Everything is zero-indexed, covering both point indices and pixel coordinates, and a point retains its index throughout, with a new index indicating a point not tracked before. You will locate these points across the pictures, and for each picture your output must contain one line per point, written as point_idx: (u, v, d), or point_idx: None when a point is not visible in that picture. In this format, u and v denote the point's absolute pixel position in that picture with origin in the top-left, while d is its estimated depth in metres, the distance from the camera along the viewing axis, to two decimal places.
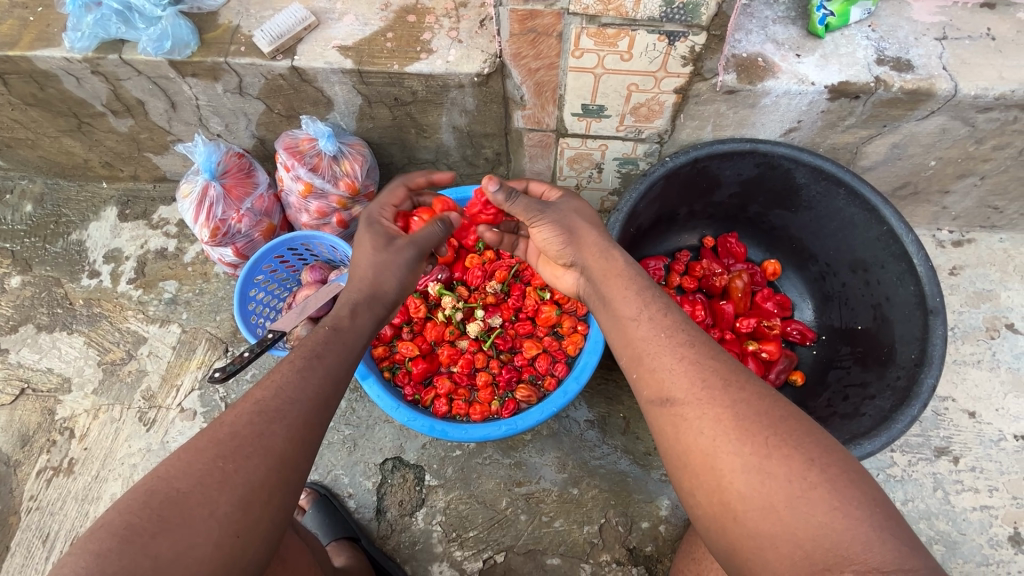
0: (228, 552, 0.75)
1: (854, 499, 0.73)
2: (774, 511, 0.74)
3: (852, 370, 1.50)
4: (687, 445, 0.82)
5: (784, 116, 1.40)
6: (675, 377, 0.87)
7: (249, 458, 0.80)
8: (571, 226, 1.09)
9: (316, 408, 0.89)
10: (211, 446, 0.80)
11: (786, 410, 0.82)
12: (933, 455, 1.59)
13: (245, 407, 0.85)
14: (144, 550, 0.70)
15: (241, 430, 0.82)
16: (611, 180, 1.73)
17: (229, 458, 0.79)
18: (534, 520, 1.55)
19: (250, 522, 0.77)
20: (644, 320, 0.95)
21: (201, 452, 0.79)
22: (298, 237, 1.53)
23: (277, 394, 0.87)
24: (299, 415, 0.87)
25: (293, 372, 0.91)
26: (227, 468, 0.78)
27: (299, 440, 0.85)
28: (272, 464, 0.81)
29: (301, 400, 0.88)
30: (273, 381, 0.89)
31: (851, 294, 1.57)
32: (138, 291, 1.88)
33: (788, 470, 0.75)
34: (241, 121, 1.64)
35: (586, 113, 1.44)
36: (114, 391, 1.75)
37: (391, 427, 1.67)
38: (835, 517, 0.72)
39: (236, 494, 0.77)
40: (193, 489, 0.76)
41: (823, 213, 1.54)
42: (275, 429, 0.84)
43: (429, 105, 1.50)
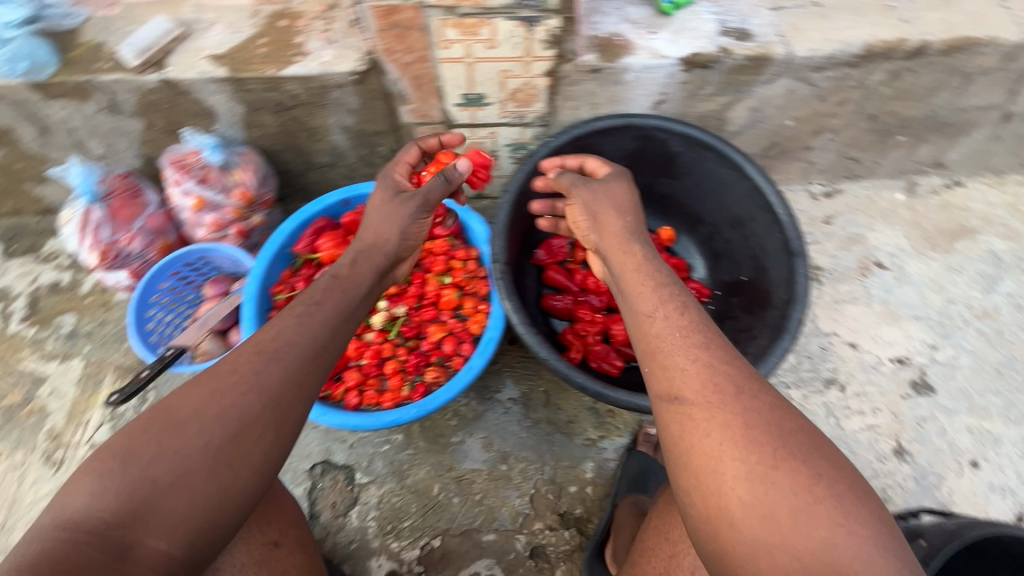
0: (222, 479, 0.81)
1: (854, 516, 0.75)
2: (775, 521, 0.76)
3: (741, 317, 1.63)
4: (689, 445, 0.84)
5: (649, 90, 1.50)
6: (686, 371, 0.89)
7: (244, 395, 0.86)
8: (596, 211, 1.23)
9: (312, 356, 0.95)
10: (211, 382, 0.86)
11: (796, 423, 0.83)
12: (823, 386, 1.75)
13: (244, 349, 0.92)
14: (144, 470, 0.77)
15: (240, 367, 0.88)
16: (508, 166, 1.80)
17: (226, 394, 0.85)
18: (467, 500, 1.59)
19: (243, 452, 0.83)
20: (664, 318, 0.98)
21: (198, 390, 0.85)
22: (192, 251, 1.52)
23: (276, 337, 0.94)
24: (294, 362, 0.92)
25: (292, 320, 0.98)
26: (224, 402, 0.84)
27: (291, 386, 0.90)
28: (265, 400, 0.86)
29: (297, 344, 0.94)
30: (273, 328, 0.96)
31: (736, 249, 1.70)
32: (33, 329, 1.78)
33: (793, 482, 0.77)
34: (122, 141, 1.60)
35: (467, 103, 1.50)
36: (14, 436, 1.65)
37: (316, 432, 1.66)
38: (836, 532, 0.74)
39: (229, 427, 0.83)
40: (190, 418, 0.82)
41: (701, 176, 1.66)
42: (270, 369, 0.89)
43: (314, 107, 1.51)
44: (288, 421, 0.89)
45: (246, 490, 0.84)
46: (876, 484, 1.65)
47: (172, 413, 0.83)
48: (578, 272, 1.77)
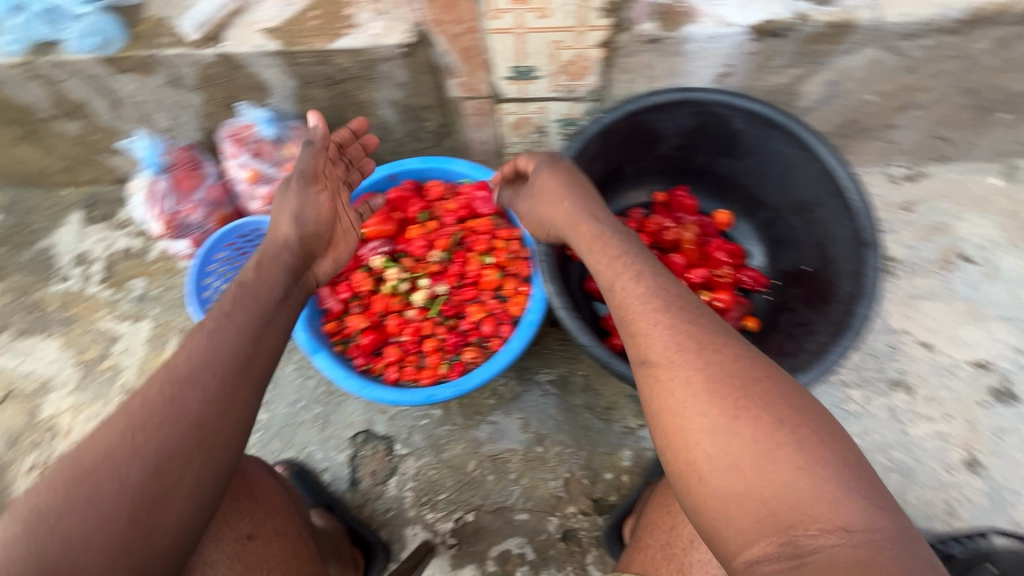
0: (142, 519, 0.79)
1: (823, 459, 0.70)
2: (739, 471, 0.72)
3: (799, 310, 1.52)
4: (658, 403, 0.83)
5: (713, 61, 1.39)
6: (653, 335, 0.88)
7: (160, 427, 0.83)
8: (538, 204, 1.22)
9: (234, 371, 0.92)
10: (125, 419, 0.83)
11: (760, 372, 0.80)
12: (888, 388, 1.61)
13: (157, 378, 0.88)
14: (55, 531, 0.75)
15: (151, 399, 0.85)
16: (557, 143, 1.74)
17: (140, 429, 0.82)
18: (501, 478, 1.60)
19: (167, 486, 0.81)
20: (641, 287, 0.95)
21: (113, 425, 0.83)
22: (247, 223, 1.57)
23: (186, 359, 0.90)
24: (217, 379, 0.89)
25: (202, 335, 0.94)
26: (138, 439, 0.81)
27: (214, 409, 0.87)
28: (187, 429, 0.84)
29: (215, 359, 0.91)
30: (186, 349, 0.92)
31: (799, 236, 1.58)
32: (109, 291, 1.92)
33: (756, 429, 0.74)
34: (184, 114, 1.66)
35: (517, 76, 1.45)
36: (93, 388, 1.81)
37: (359, 401, 1.71)
38: (800, 475, 0.69)
39: (145, 465, 0.80)
40: (109, 457, 0.80)
41: (764, 157, 1.54)
42: (188, 392, 0.86)
43: (363, 81, 1.51)
44: (225, 438, 0.88)
45: (178, 518, 0.82)
46: (939, 496, 1.52)
47: (83, 471, 0.78)
48: None
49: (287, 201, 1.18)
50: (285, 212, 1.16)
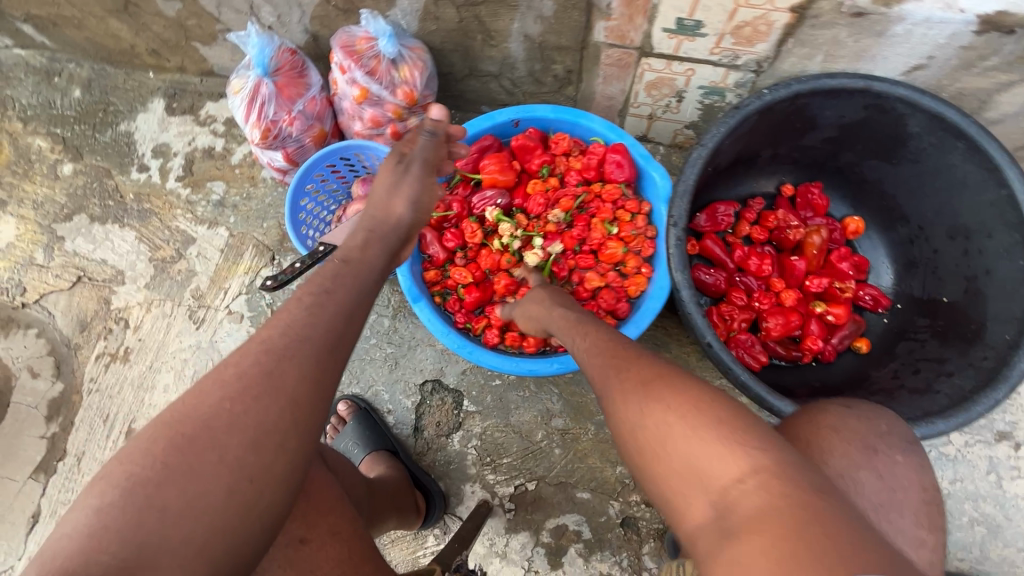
0: (239, 500, 0.69)
1: (710, 419, 0.69)
2: (653, 452, 0.71)
3: (928, 344, 1.38)
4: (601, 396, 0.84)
5: (915, 49, 1.20)
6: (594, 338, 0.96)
7: (259, 398, 0.73)
8: None
9: (327, 349, 0.82)
10: (217, 387, 0.74)
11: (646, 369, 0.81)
12: (993, 440, 1.51)
13: (251, 349, 0.78)
14: (149, 502, 0.64)
15: (248, 370, 0.75)
16: (690, 111, 1.56)
17: (237, 400, 0.73)
18: (568, 454, 1.56)
19: (264, 464, 0.72)
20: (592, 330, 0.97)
21: (206, 395, 0.73)
22: (352, 146, 1.44)
23: (284, 332, 0.81)
24: (314, 353, 0.80)
25: (300, 309, 0.84)
26: (235, 411, 0.72)
27: (310, 384, 0.78)
28: (284, 406, 0.75)
29: (312, 338, 0.81)
30: (282, 320, 0.83)
31: (943, 263, 1.42)
32: (187, 190, 1.85)
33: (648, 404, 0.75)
34: (294, 13, 1.51)
35: (679, 30, 1.27)
36: (165, 287, 1.77)
37: (432, 350, 1.66)
38: (688, 441, 0.68)
39: (246, 438, 0.71)
40: (200, 433, 0.70)
41: (930, 169, 1.37)
42: (285, 367, 0.77)
43: (502, 7, 1.34)
44: (314, 417, 0.78)
45: (271, 500, 0.72)
46: None
47: (174, 444, 0.68)
48: (738, 249, 1.56)
49: (404, 183, 1.14)
50: (405, 194, 1.12)
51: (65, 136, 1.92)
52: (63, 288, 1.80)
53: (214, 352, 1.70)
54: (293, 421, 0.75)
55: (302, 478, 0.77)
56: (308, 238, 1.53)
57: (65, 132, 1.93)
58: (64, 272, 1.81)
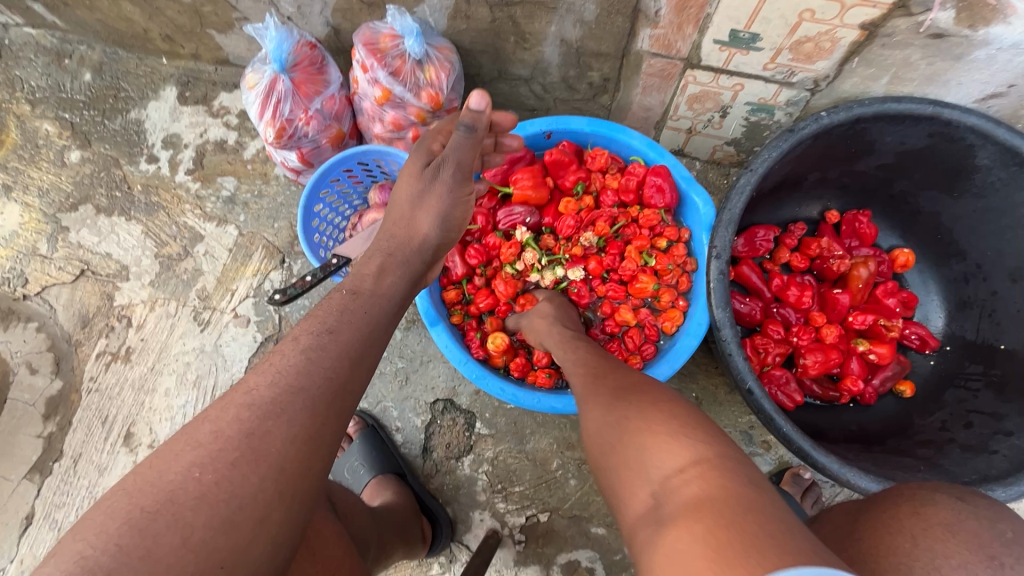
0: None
1: (655, 421, 0.72)
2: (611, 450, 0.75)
3: (982, 395, 1.28)
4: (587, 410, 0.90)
5: (995, 76, 1.08)
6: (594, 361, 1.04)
7: (236, 467, 0.62)
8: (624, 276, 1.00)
9: (332, 399, 0.72)
10: (189, 450, 0.62)
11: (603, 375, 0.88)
12: None
13: (235, 402, 0.68)
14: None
15: (227, 429, 0.64)
16: (734, 128, 1.46)
17: (209, 466, 0.61)
18: (583, 486, 1.48)
19: (238, 548, 0.58)
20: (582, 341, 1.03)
21: (177, 459, 0.61)
22: (370, 152, 1.35)
23: (274, 382, 0.71)
24: (307, 408, 0.69)
25: (296, 353, 0.75)
26: (208, 480, 0.60)
27: (299, 444, 0.66)
28: (268, 474, 0.63)
29: (308, 389, 0.71)
30: (274, 366, 0.73)
31: (1002, 306, 1.31)
32: (196, 184, 1.77)
33: (602, 408, 0.81)
34: (315, 5, 1.42)
35: (732, 42, 1.16)
36: (170, 286, 1.70)
37: (445, 367, 1.58)
38: (628, 433, 0.73)
39: (217, 515, 0.58)
40: (162, 508, 0.58)
41: (996, 205, 1.25)
42: (269, 425, 0.66)
43: (539, 9, 1.24)
44: (299, 491, 0.65)
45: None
46: None
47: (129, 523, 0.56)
48: (777, 277, 1.46)
49: (428, 195, 1.04)
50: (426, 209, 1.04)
51: (74, 122, 1.85)
52: (66, 281, 1.74)
53: (218, 357, 1.63)
54: (278, 493, 0.63)
55: (288, 556, 0.64)
56: (322, 246, 1.45)
57: (74, 117, 1.85)
58: (67, 264, 1.75)
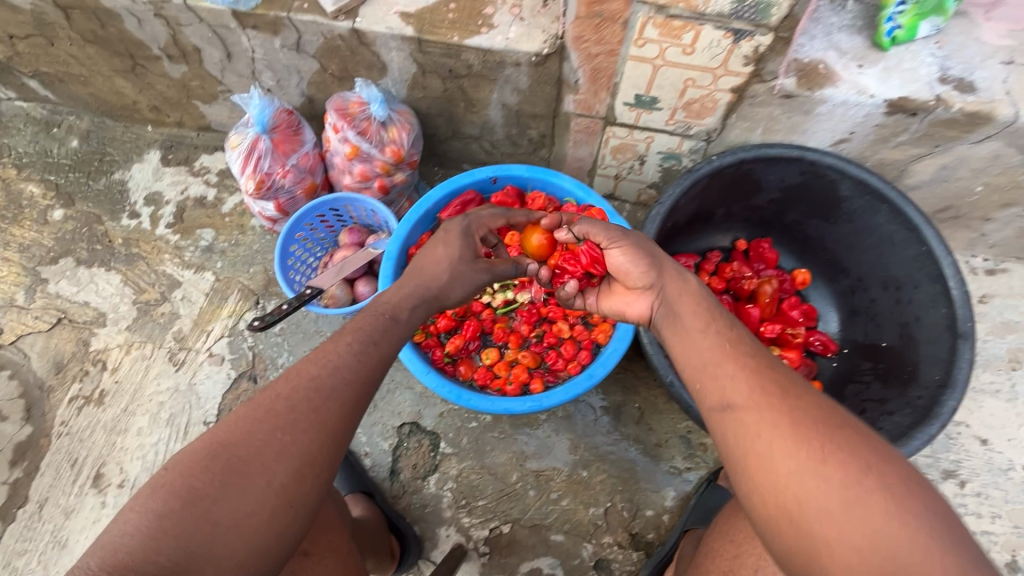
0: (279, 521, 0.81)
1: (914, 510, 0.72)
2: (831, 514, 0.74)
3: (872, 386, 1.52)
4: (746, 448, 0.83)
5: (838, 126, 1.40)
6: (764, 420, 0.83)
7: (304, 432, 0.86)
8: (651, 251, 1.09)
9: (366, 391, 0.94)
10: (269, 416, 0.86)
11: (843, 420, 0.82)
12: (940, 477, 1.60)
13: (299, 383, 0.90)
14: (206, 515, 0.77)
15: (298, 405, 0.87)
16: (652, 173, 1.73)
17: (285, 431, 0.85)
18: (542, 496, 1.60)
19: (301, 492, 0.83)
20: (713, 333, 0.96)
21: (258, 426, 0.85)
22: (341, 198, 1.58)
23: (332, 373, 0.92)
24: (352, 395, 0.92)
25: (348, 354, 0.96)
26: (284, 441, 0.84)
27: (346, 421, 0.90)
28: (323, 440, 0.87)
29: (353, 381, 0.93)
30: (331, 360, 0.94)
31: (880, 311, 1.58)
32: (176, 236, 1.92)
33: (845, 475, 0.75)
34: (293, 79, 1.66)
35: (637, 103, 1.44)
36: (147, 329, 1.80)
37: (410, 393, 1.70)
38: (891, 523, 0.71)
39: (290, 467, 0.83)
40: (252, 458, 0.82)
41: (863, 227, 1.53)
42: (329, 406, 0.89)
43: (482, 81, 1.51)
44: (339, 458, 0.88)
45: (299, 523, 0.83)
46: None
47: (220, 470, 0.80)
48: None
49: None
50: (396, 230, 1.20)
51: (59, 183, 1.99)
52: (42, 330, 1.81)
53: (191, 395, 1.71)
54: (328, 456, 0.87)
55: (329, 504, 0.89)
56: (296, 282, 1.62)
57: (59, 179, 2.00)
58: (44, 313, 1.83)
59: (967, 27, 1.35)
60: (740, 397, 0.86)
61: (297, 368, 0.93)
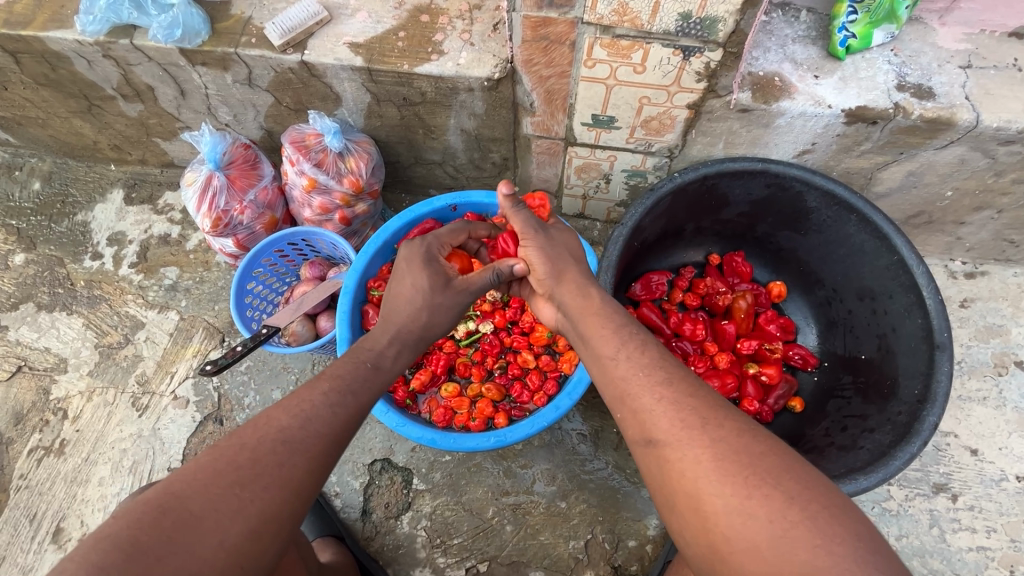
0: None
1: (837, 536, 0.68)
2: (759, 553, 0.69)
3: (853, 401, 1.47)
4: (672, 485, 0.78)
5: (799, 137, 1.38)
6: (687, 457, 0.78)
7: (266, 487, 0.76)
8: (557, 258, 1.10)
9: (336, 445, 0.85)
10: (231, 469, 0.75)
11: (765, 445, 0.77)
12: (931, 492, 1.55)
13: (267, 430, 0.81)
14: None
15: (264, 456, 0.78)
16: (619, 191, 1.71)
17: (247, 485, 0.74)
18: (519, 531, 1.53)
19: (257, 553, 0.73)
20: (640, 356, 0.91)
21: (218, 475, 0.74)
22: (298, 232, 1.55)
23: (304, 425, 0.83)
24: (323, 450, 0.83)
25: (322, 403, 0.87)
26: (244, 496, 0.73)
27: (314, 478, 0.81)
28: (288, 496, 0.77)
29: (325, 435, 0.84)
30: (305, 409, 0.86)
31: (857, 322, 1.54)
32: (139, 276, 1.88)
33: (769, 509, 0.71)
34: (249, 113, 1.63)
35: (595, 123, 1.41)
36: (109, 374, 1.75)
37: (381, 428, 1.65)
38: (818, 555, 0.66)
39: (247, 525, 0.72)
40: (207, 514, 0.71)
41: (833, 238, 1.50)
42: (296, 459, 0.80)
43: (438, 107, 1.49)
44: (300, 517, 0.79)
45: None
46: None
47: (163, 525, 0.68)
48: (673, 315, 1.65)
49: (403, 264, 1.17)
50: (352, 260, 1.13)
51: (20, 227, 1.96)
52: (2, 379, 1.76)
53: (155, 440, 1.66)
54: (291, 509, 0.77)
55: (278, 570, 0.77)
56: (255, 321, 1.59)
57: (21, 223, 1.96)
58: (3, 362, 1.78)
59: (922, 33, 1.34)
60: (663, 433, 0.81)
61: (265, 412, 0.84)
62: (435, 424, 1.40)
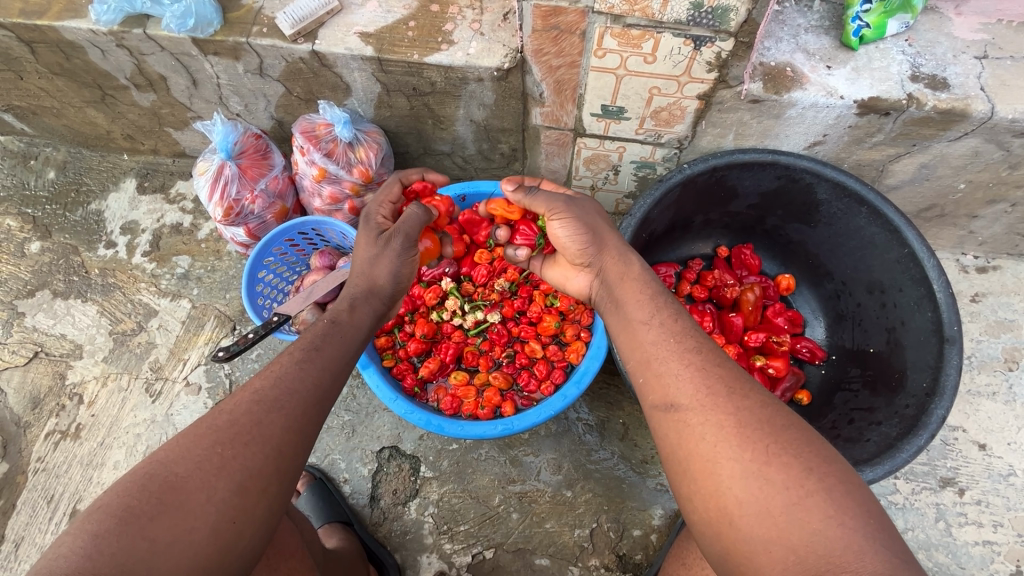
0: (224, 539, 0.75)
1: (852, 509, 0.70)
2: (770, 517, 0.71)
3: (860, 394, 1.47)
4: (688, 446, 0.79)
5: (810, 129, 1.37)
6: (709, 421, 0.79)
7: (248, 445, 0.80)
8: (594, 226, 1.08)
9: (313, 402, 0.89)
10: (210, 432, 0.80)
11: (788, 419, 0.78)
12: (938, 486, 1.55)
13: (243, 397, 0.85)
14: (143, 533, 0.70)
15: (240, 418, 0.82)
16: (627, 182, 1.70)
17: (228, 445, 0.79)
18: (525, 519, 1.55)
19: (247, 507, 0.77)
20: (656, 325, 0.92)
21: (199, 440, 0.79)
22: (308, 222, 1.57)
23: (275, 384, 0.88)
24: (300, 410, 0.87)
25: (291, 363, 0.92)
26: (226, 455, 0.78)
27: (294, 433, 0.85)
28: (270, 453, 0.81)
29: (300, 391, 0.89)
30: (274, 372, 0.90)
31: (866, 316, 1.53)
32: (152, 264, 1.90)
33: (787, 477, 0.72)
34: (260, 103, 1.65)
35: (605, 114, 1.41)
36: (123, 360, 1.78)
37: (390, 416, 1.67)
38: (829, 524, 0.69)
39: (233, 481, 0.77)
40: (192, 474, 0.76)
41: (842, 230, 1.49)
42: (273, 417, 0.84)
43: (447, 97, 1.49)
44: (288, 468, 0.83)
45: (248, 545, 0.77)
46: None
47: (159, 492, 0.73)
48: None
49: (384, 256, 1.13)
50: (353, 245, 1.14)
51: (36, 216, 1.98)
52: (19, 364, 1.80)
53: (168, 426, 1.69)
54: (273, 466, 0.82)
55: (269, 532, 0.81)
56: (265, 308, 1.61)
57: (36, 211, 1.99)
58: (20, 348, 1.81)
59: (938, 22, 1.32)
60: (671, 412, 0.82)
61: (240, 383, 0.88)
62: (443, 412, 1.43)
